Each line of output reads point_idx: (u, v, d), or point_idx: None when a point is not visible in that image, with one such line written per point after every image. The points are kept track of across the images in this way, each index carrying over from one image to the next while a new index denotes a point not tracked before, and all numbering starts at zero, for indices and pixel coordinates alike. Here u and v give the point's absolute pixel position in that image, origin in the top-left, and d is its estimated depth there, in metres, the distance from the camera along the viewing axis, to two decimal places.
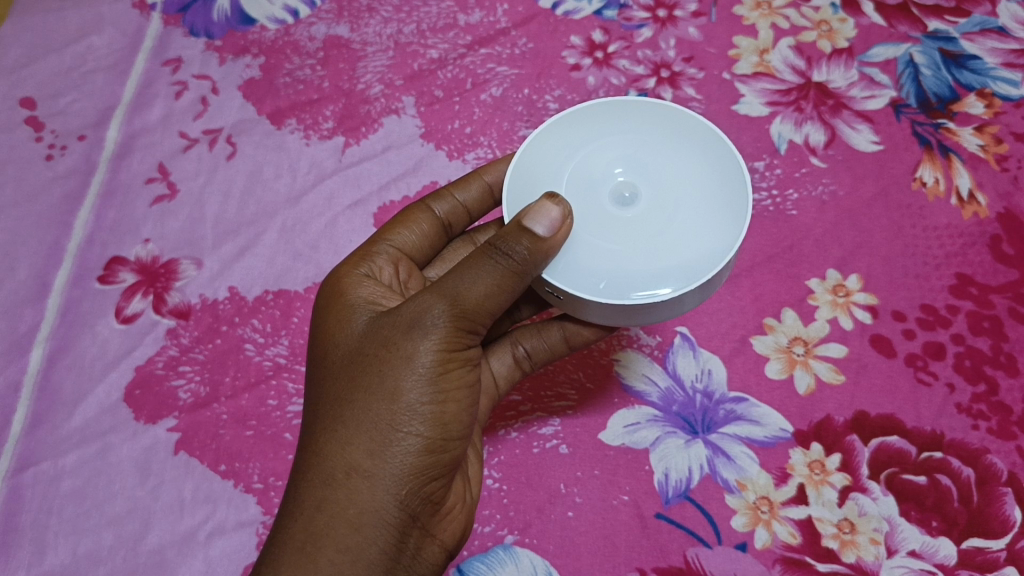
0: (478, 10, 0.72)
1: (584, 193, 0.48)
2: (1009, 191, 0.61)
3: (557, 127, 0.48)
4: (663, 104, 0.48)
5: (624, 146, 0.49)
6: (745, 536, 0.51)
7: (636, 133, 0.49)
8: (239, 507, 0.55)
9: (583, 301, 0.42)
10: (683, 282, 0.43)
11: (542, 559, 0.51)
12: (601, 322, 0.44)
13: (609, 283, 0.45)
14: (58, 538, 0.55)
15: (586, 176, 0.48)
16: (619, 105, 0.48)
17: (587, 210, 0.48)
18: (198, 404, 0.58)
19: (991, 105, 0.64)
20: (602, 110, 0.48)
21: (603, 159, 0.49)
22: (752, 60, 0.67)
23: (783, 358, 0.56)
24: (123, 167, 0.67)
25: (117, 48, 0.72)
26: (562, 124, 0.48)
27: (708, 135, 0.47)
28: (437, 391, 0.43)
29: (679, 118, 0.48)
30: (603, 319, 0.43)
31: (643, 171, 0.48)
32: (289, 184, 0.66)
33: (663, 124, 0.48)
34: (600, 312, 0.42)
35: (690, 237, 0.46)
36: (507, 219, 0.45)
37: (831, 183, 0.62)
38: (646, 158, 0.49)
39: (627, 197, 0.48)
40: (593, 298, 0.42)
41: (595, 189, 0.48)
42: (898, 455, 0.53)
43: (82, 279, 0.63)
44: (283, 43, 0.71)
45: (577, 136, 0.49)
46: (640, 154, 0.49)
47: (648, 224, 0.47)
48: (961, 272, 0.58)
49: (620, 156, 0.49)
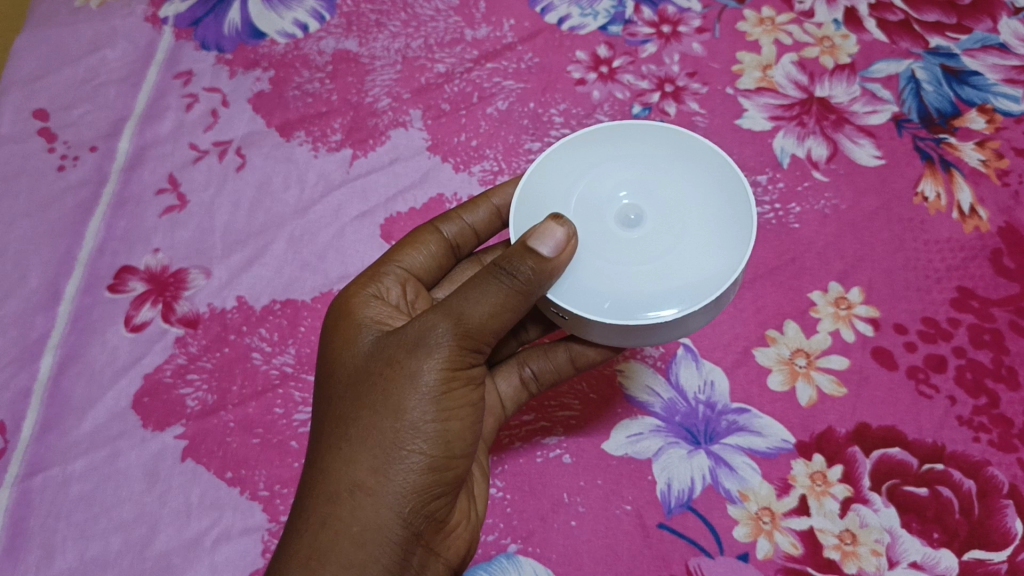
0: (485, 25, 0.73)
1: (589, 214, 0.49)
2: (1009, 205, 0.61)
3: (563, 152, 0.49)
4: (668, 128, 0.49)
5: (628, 170, 0.49)
6: (746, 546, 0.52)
7: (643, 157, 0.50)
8: (245, 514, 0.55)
9: (588, 321, 0.42)
10: (689, 302, 0.44)
11: (545, 567, 0.52)
12: (606, 342, 0.44)
13: (614, 303, 0.45)
14: (65, 543, 0.55)
15: (592, 198, 0.49)
16: (624, 129, 0.49)
17: (594, 232, 0.48)
18: (205, 411, 0.59)
19: (992, 121, 0.65)
20: (610, 134, 0.49)
21: (610, 181, 0.49)
22: (754, 76, 0.68)
23: (785, 369, 0.56)
24: (134, 177, 0.68)
25: (130, 61, 0.73)
26: (569, 148, 0.49)
27: (713, 158, 0.48)
28: (440, 409, 0.43)
29: (685, 141, 0.49)
30: (606, 339, 0.43)
31: (649, 196, 0.49)
32: (298, 195, 0.67)
33: (669, 148, 0.49)
34: (605, 331, 0.42)
35: (698, 256, 0.46)
36: (513, 240, 0.45)
37: (834, 197, 0.62)
38: (652, 181, 0.49)
39: (632, 219, 0.48)
40: (597, 317, 0.42)
41: (601, 210, 0.49)
42: (900, 466, 0.53)
43: (93, 287, 0.64)
44: (293, 57, 0.73)
45: (581, 160, 0.50)
46: (647, 176, 0.49)
47: (655, 245, 0.47)
48: (962, 285, 0.58)
49: (625, 179, 0.49)
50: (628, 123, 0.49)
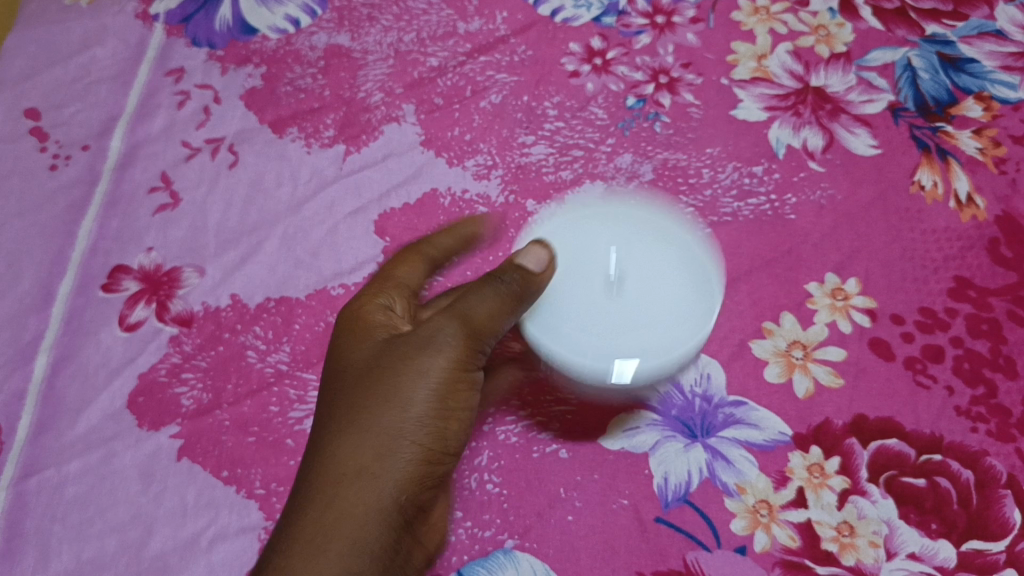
0: (477, 18, 0.73)
1: (572, 268, 0.47)
2: (1006, 193, 0.61)
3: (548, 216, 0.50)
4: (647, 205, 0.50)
5: (609, 231, 0.49)
6: (744, 539, 0.51)
7: (622, 223, 0.49)
8: (241, 513, 0.55)
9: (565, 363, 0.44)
10: (662, 358, 0.43)
11: (542, 564, 0.51)
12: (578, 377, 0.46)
13: (592, 357, 0.44)
14: (62, 544, 0.55)
15: (575, 252, 0.48)
16: (604, 201, 0.50)
17: (577, 284, 0.46)
18: (200, 411, 0.58)
19: (989, 108, 0.65)
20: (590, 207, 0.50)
21: (591, 239, 0.48)
22: (749, 66, 0.68)
23: (782, 361, 0.56)
24: (126, 176, 0.68)
25: (121, 59, 0.73)
26: (553, 214, 0.50)
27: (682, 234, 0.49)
28: (446, 411, 0.44)
29: (658, 217, 0.50)
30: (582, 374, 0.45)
31: (630, 256, 0.47)
32: (291, 192, 0.66)
33: (644, 223, 0.50)
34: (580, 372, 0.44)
35: (675, 313, 0.45)
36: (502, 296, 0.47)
37: (829, 187, 0.62)
38: (630, 243, 0.48)
39: (614, 277, 0.46)
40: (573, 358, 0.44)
41: (582, 263, 0.47)
42: (898, 457, 0.53)
43: (86, 287, 0.64)
44: (284, 53, 0.72)
45: (563, 225, 0.50)
46: (624, 240, 0.48)
47: (634, 298, 0.46)
48: (959, 275, 0.58)
49: (606, 237, 0.48)
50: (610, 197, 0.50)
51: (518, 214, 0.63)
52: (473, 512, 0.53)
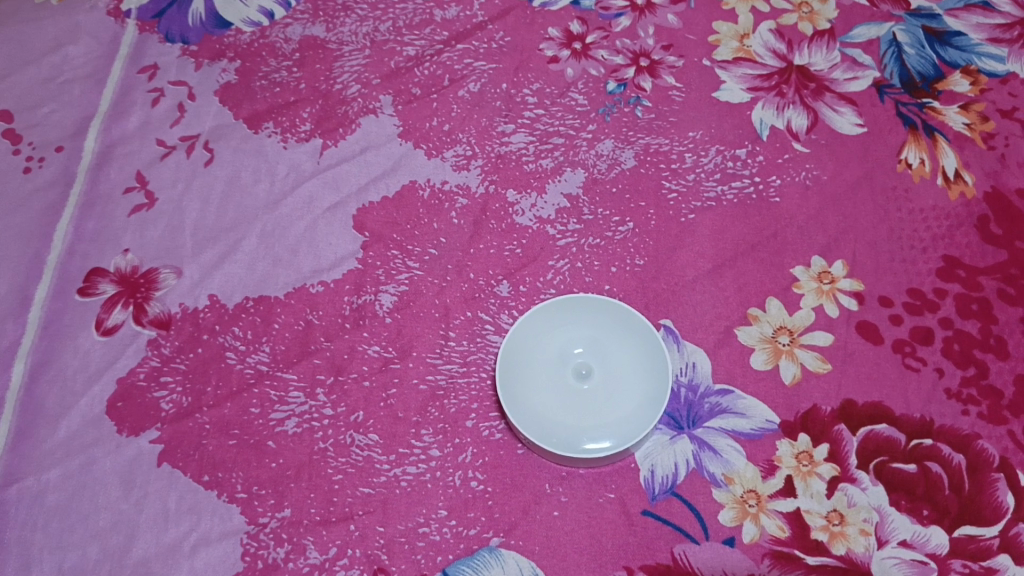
0: (454, 5, 0.71)
1: (550, 376, 0.57)
2: (995, 169, 0.60)
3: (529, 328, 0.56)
4: (619, 306, 0.55)
5: (585, 333, 0.57)
6: (732, 530, 0.50)
7: (595, 330, 0.57)
8: (223, 517, 0.54)
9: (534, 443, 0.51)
10: (618, 438, 0.54)
11: (529, 561, 0.50)
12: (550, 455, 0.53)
13: (562, 434, 0.54)
14: (42, 554, 0.54)
15: (554, 362, 0.57)
16: (579, 311, 0.57)
17: (553, 393, 0.56)
18: (181, 414, 0.57)
19: (976, 82, 0.64)
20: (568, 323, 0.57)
21: (568, 339, 0.57)
22: (731, 46, 0.66)
23: (768, 348, 0.55)
24: (101, 177, 0.66)
25: (94, 57, 0.72)
26: (534, 324, 0.56)
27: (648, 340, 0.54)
28: (152, 511, 0.55)
29: (629, 319, 0.55)
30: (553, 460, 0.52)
31: (600, 352, 0.57)
32: (268, 189, 0.65)
33: (615, 318, 0.56)
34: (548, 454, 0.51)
35: (631, 393, 0.55)
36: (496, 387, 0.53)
37: (815, 167, 0.61)
38: (602, 346, 0.57)
39: (583, 372, 0.56)
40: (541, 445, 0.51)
41: (559, 369, 0.57)
42: (888, 443, 0.52)
43: (63, 291, 0.62)
44: (259, 46, 0.71)
45: (545, 330, 0.57)
46: (597, 344, 0.57)
47: (600, 395, 0.56)
48: (949, 254, 0.57)
49: (580, 340, 0.57)
50: (586, 309, 0.56)
51: (499, 204, 0.62)
52: (458, 510, 0.52)
